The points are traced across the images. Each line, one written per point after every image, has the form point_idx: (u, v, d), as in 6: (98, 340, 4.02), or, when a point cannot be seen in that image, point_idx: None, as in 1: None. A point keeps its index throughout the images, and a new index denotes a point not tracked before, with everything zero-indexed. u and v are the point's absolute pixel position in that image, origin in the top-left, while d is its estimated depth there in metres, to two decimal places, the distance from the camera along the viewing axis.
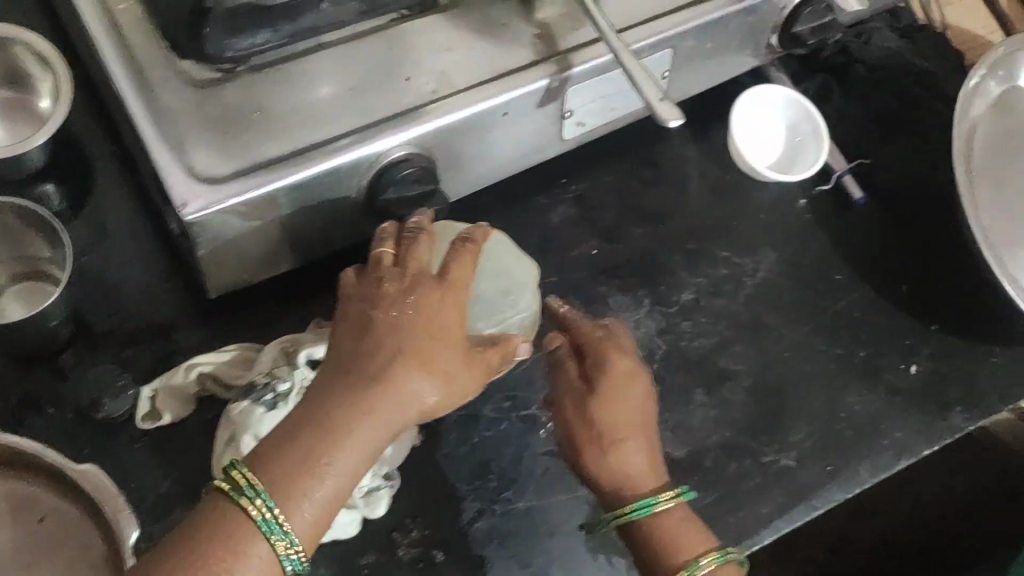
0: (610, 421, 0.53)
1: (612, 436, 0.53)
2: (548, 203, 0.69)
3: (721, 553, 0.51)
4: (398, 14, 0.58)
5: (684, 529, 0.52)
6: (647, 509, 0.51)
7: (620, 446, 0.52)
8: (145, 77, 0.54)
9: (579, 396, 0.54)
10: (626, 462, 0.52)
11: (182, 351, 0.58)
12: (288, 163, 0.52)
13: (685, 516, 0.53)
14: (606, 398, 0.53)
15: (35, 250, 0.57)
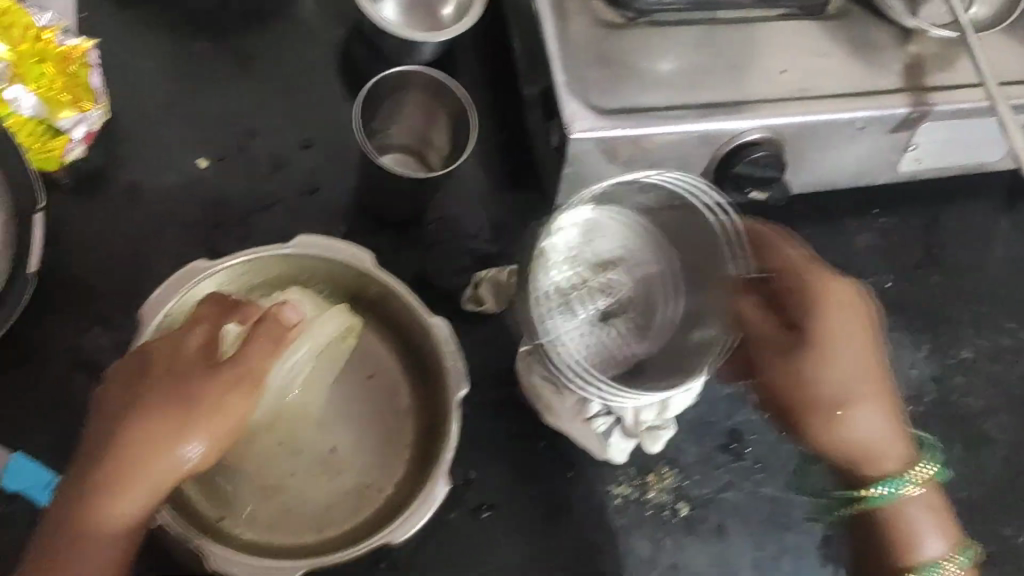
0: (827, 385, 0.56)
1: (840, 401, 0.56)
2: (857, 226, 0.69)
3: (965, 556, 0.55)
4: (787, 10, 0.61)
5: (930, 520, 0.56)
6: (891, 489, 0.55)
7: (817, 404, 0.57)
8: (559, 2, 0.57)
9: (794, 358, 0.57)
10: (857, 423, 0.56)
11: (506, 254, 0.62)
12: (663, 115, 0.56)
13: (926, 505, 0.56)
14: (823, 357, 0.56)
15: (434, 137, 0.61)
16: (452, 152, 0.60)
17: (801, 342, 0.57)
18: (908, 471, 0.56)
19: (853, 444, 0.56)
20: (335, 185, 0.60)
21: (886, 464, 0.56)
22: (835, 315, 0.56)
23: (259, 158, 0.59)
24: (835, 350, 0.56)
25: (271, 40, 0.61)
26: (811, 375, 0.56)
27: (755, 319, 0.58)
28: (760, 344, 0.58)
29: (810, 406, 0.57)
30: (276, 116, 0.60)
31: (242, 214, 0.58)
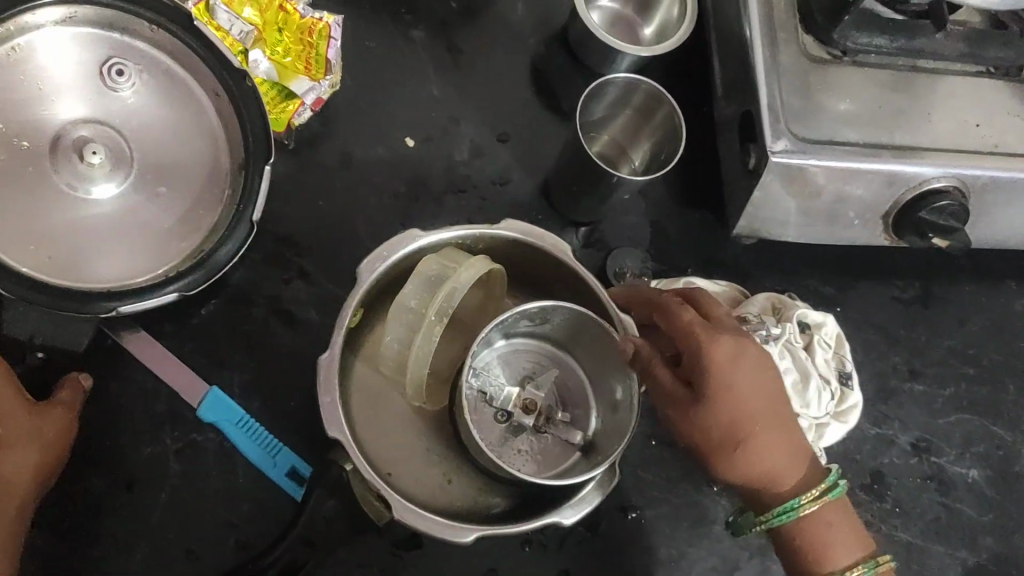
0: (724, 416, 0.48)
1: (736, 436, 0.49)
2: (1017, 289, 0.69)
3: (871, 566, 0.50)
4: (984, 68, 0.63)
5: (838, 525, 0.52)
6: (789, 516, 0.50)
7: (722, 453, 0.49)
8: (772, 29, 0.59)
9: (690, 410, 0.49)
10: (764, 451, 0.49)
11: (676, 267, 0.63)
12: (859, 152, 0.58)
13: (839, 511, 0.52)
14: (715, 411, 0.48)
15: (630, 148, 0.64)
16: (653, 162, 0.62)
17: (696, 401, 0.49)
18: (804, 494, 0.50)
19: (755, 471, 0.49)
20: (525, 179, 0.62)
21: (788, 480, 0.50)
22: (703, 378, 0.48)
23: (458, 144, 0.62)
24: (734, 394, 0.48)
25: (482, 36, 0.65)
26: (706, 424, 0.49)
27: (660, 375, 0.49)
28: (670, 403, 0.49)
29: (716, 443, 0.49)
30: (480, 107, 0.63)
31: (437, 194, 0.60)
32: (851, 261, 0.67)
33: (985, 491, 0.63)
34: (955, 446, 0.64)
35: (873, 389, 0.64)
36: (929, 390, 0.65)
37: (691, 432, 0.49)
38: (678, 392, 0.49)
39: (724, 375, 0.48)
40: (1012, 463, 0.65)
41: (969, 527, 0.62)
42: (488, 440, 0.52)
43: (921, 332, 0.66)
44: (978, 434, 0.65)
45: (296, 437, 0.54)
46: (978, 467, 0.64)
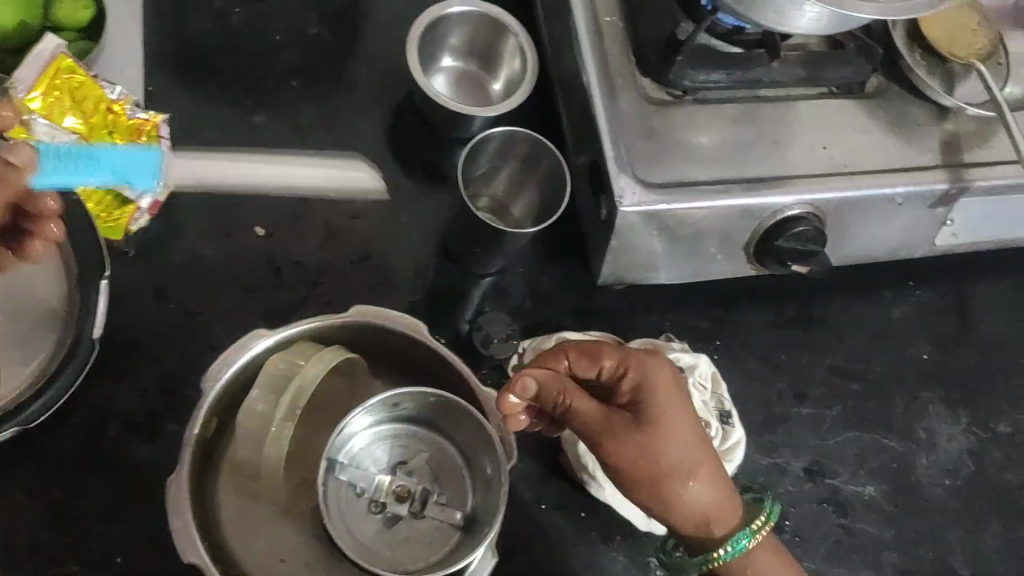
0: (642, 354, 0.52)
1: (646, 474, 0.49)
2: (892, 298, 0.70)
3: None
4: (826, 88, 0.64)
5: None
6: None
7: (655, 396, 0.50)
8: (609, 78, 0.60)
9: (632, 427, 0.49)
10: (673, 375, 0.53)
11: (548, 323, 0.63)
12: (707, 190, 0.58)
13: None
14: (659, 439, 0.49)
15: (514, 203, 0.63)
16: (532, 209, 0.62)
17: (638, 423, 0.49)
18: (750, 526, 0.52)
19: (695, 515, 0.50)
20: (386, 254, 0.63)
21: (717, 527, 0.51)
22: (669, 366, 0.52)
23: (314, 228, 0.62)
24: (670, 414, 0.50)
25: (325, 116, 0.65)
26: (656, 448, 0.49)
27: (585, 399, 0.49)
28: (609, 436, 0.49)
29: (636, 380, 0.51)
30: (328, 189, 0.63)
31: (293, 285, 0.60)
32: (727, 292, 0.67)
33: (884, 508, 0.64)
34: (849, 465, 0.64)
35: (761, 419, 0.64)
36: (817, 411, 0.65)
37: (602, 443, 0.49)
38: (600, 411, 0.49)
39: (665, 410, 0.50)
40: (907, 474, 0.65)
41: (872, 544, 0.62)
42: (361, 535, 0.51)
43: (802, 355, 0.67)
44: (870, 449, 0.65)
45: (164, 555, 0.52)
46: (874, 483, 0.64)
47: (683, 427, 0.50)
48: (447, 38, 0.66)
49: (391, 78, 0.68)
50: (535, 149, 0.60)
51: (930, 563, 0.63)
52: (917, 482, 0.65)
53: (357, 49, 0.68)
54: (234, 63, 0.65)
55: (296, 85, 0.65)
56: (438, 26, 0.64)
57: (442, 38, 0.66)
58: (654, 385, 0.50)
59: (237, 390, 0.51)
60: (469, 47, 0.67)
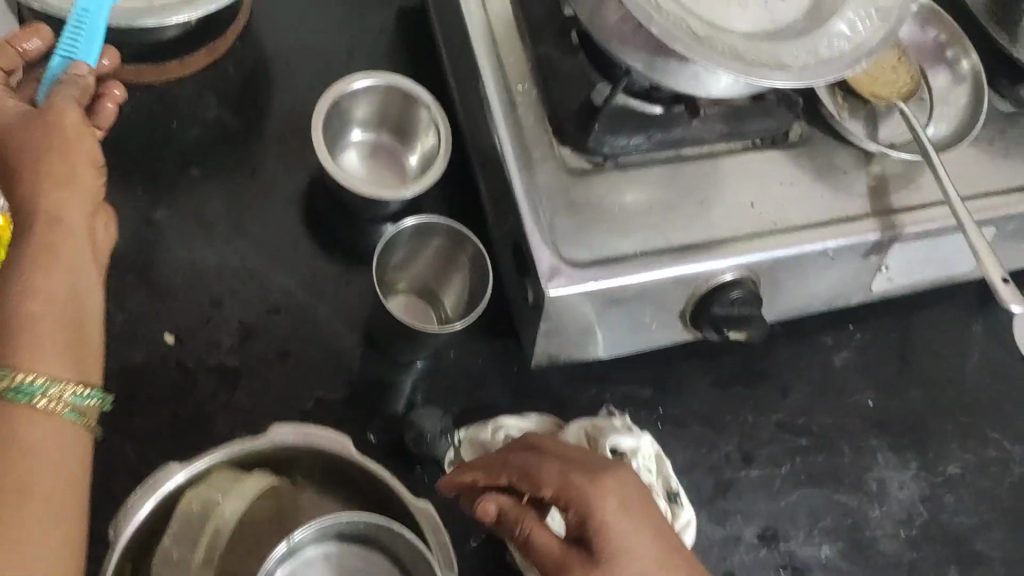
0: (590, 470, 0.47)
1: None
2: (833, 345, 0.68)
3: None
4: (749, 141, 0.62)
5: None
6: None
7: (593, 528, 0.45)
8: (525, 151, 0.57)
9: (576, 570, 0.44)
10: (631, 481, 0.48)
11: (483, 406, 0.61)
12: (635, 264, 0.56)
13: None
14: None
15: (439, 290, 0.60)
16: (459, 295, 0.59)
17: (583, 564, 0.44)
18: None
19: None
20: (306, 350, 0.60)
21: None
22: (620, 489, 0.46)
23: (227, 330, 0.59)
24: (620, 547, 0.45)
25: (232, 205, 0.62)
26: None
27: (539, 532, 0.46)
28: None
29: (578, 508, 0.45)
30: (239, 285, 0.60)
31: (208, 394, 0.57)
32: (666, 356, 0.65)
33: (841, 567, 0.62)
34: (802, 526, 0.62)
35: (711, 486, 0.62)
36: (766, 473, 0.63)
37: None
38: (548, 548, 0.46)
39: (613, 545, 0.44)
40: (861, 529, 0.63)
41: None
42: None
43: (747, 414, 0.65)
44: (822, 506, 0.63)
45: None
46: (829, 542, 0.62)
47: (634, 559, 0.44)
48: (355, 112, 0.63)
49: (300, 157, 0.64)
50: (453, 237, 0.58)
51: None
52: (872, 536, 0.63)
53: (261, 129, 0.64)
54: (128, 156, 0.61)
55: (198, 175, 0.62)
56: (344, 102, 0.61)
57: (347, 113, 0.62)
58: (598, 518, 0.45)
59: (153, 529, 0.48)
60: (378, 119, 0.64)
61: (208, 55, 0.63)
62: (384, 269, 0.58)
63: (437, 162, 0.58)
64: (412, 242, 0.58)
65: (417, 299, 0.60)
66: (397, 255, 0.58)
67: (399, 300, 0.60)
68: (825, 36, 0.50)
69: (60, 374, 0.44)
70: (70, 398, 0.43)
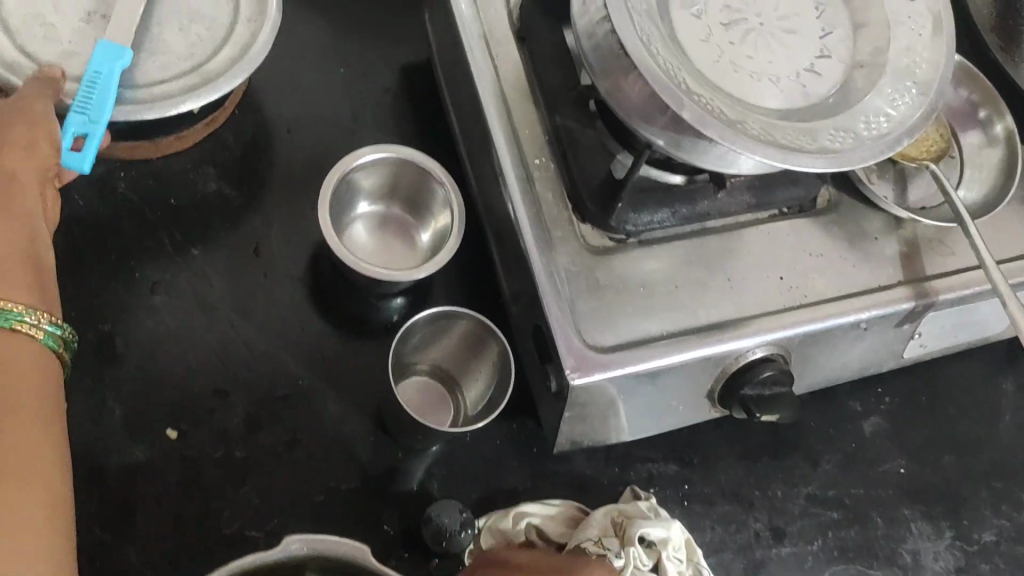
0: None
1: None
2: (861, 411, 0.66)
3: None
4: (776, 210, 0.59)
5: None
6: None
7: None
8: (545, 230, 0.55)
9: None
10: None
11: (504, 492, 0.58)
12: (663, 346, 0.53)
13: None
14: None
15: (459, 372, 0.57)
16: (480, 379, 0.56)
17: None
18: None
19: None
20: (317, 438, 0.56)
21: None
22: None
23: (233, 420, 0.56)
24: None
25: (234, 284, 0.59)
26: None
27: None
28: None
29: None
30: (244, 370, 0.57)
31: (215, 491, 0.54)
32: (690, 429, 0.63)
33: None
34: None
35: (741, 566, 0.60)
36: (798, 550, 0.61)
37: None
38: None
39: None
40: None
41: None
42: None
43: (776, 488, 0.62)
44: None
45: None
46: None
47: None
48: (364, 185, 0.60)
49: (305, 231, 0.61)
50: (471, 322, 0.55)
51: None
52: None
53: (264, 202, 0.61)
54: (123, 236, 0.58)
55: (198, 253, 0.59)
56: (353, 177, 0.58)
57: (356, 186, 0.59)
58: None
59: None
60: (388, 190, 0.61)
61: (207, 126, 0.61)
62: (399, 355, 0.55)
63: (452, 239, 0.55)
64: (428, 327, 0.55)
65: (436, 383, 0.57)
66: (414, 341, 0.55)
67: (416, 384, 0.57)
68: (862, 114, 0.48)
69: (28, 299, 0.47)
70: (46, 324, 0.46)
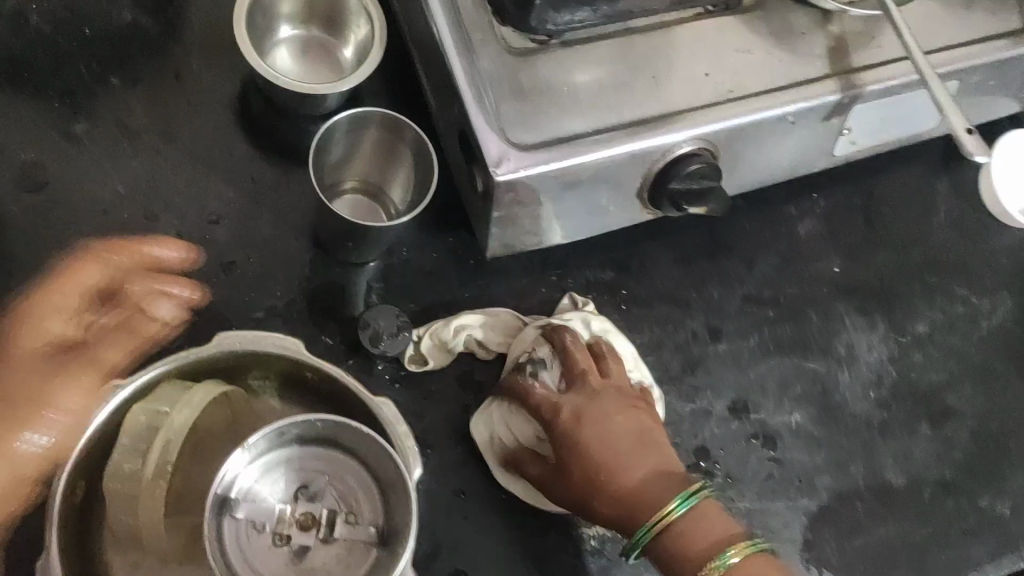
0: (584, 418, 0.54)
1: (595, 479, 0.53)
2: (796, 214, 0.68)
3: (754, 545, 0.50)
4: (703, 8, 0.58)
5: None
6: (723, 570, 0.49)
7: (636, 518, 0.52)
8: (465, 36, 0.55)
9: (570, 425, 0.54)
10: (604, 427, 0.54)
11: (442, 303, 0.60)
12: (586, 143, 0.54)
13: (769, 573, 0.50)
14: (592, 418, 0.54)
15: (386, 182, 0.58)
16: (407, 188, 0.57)
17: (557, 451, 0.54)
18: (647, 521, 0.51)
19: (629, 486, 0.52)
20: (253, 257, 0.58)
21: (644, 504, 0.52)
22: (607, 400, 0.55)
23: (167, 243, 0.57)
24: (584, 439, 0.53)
25: (160, 116, 0.60)
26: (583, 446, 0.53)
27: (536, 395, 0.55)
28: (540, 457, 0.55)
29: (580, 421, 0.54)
30: (177, 196, 0.58)
31: (158, 310, 0.55)
32: (626, 237, 0.64)
33: (812, 432, 0.63)
34: (772, 395, 0.63)
35: (679, 364, 0.62)
36: (733, 346, 0.63)
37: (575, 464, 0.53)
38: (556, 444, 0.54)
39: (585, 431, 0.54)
40: (831, 394, 0.64)
41: (804, 472, 0.62)
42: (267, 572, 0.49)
43: (712, 289, 0.64)
44: (792, 374, 0.64)
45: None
46: (800, 409, 0.63)
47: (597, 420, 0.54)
48: (281, 6, 0.59)
49: (232, 61, 0.62)
50: (390, 123, 0.55)
51: (862, 478, 0.63)
52: (844, 400, 0.64)
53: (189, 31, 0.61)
54: (41, 70, 0.58)
55: (118, 83, 0.59)
56: None
57: (272, 7, 0.59)
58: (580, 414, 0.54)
59: (103, 452, 0.47)
60: (309, 15, 0.61)
61: None
62: (322, 168, 0.56)
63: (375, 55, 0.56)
64: (346, 135, 0.55)
65: (363, 195, 0.58)
66: (335, 150, 0.56)
67: (345, 201, 0.58)
68: None
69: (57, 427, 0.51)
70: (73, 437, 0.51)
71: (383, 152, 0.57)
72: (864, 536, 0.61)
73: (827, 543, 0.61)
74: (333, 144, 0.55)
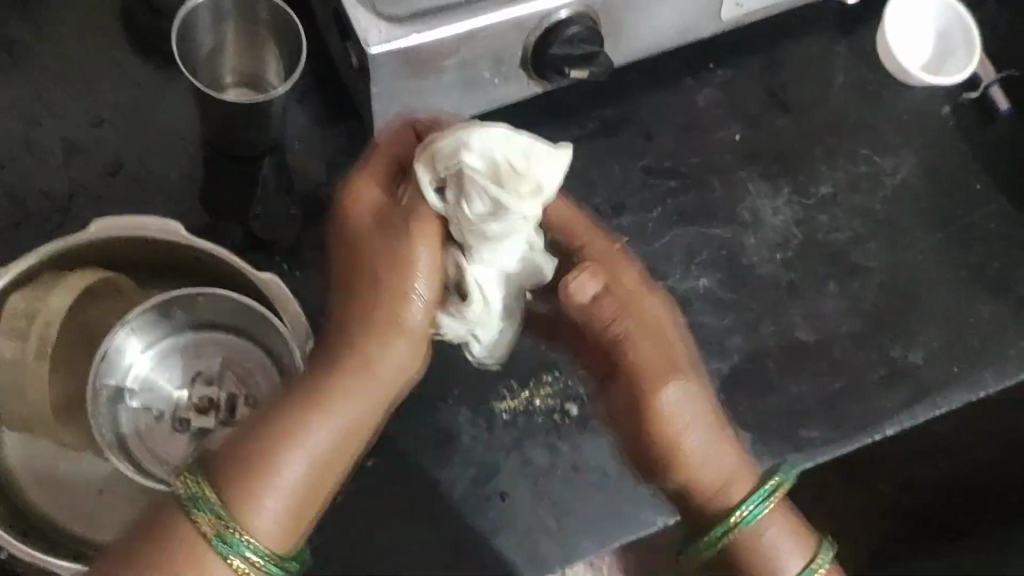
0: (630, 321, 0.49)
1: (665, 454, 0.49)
2: (694, 86, 0.68)
3: (826, 553, 0.50)
4: None
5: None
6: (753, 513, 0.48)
7: (712, 505, 0.49)
8: None
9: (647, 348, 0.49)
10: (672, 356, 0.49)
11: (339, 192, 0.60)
12: (459, 12, 0.53)
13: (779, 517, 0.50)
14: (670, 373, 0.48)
15: (263, 67, 0.58)
16: (283, 72, 0.57)
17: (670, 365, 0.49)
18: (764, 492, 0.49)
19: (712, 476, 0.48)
20: (142, 157, 0.57)
21: (732, 488, 0.49)
22: (657, 305, 0.51)
23: (51, 148, 0.57)
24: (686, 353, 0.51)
25: (39, 25, 0.59)
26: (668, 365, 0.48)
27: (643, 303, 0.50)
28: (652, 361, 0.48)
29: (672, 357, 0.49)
30: (60, 102, 0.58)
31: (46, 214, 0.55)
32: (523, 118, 0.64)
33: (720, 296, 0.63)
34: (678, 263, 0.64)
35: None
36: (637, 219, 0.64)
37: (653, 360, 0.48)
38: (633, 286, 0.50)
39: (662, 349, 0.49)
40: (737, 258, 0.64)
41: (714, 334, 0.62)
42: (165, 457, 0.50)
43: (613, 163, 0.65)
44: (696, 242, 0.64)
45: None
46: (707, 275, 0.64)
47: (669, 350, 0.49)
48: None
49: None
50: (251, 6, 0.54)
51: (772, 337, 0.63)
52: (750, 263, 0.64)
53: None
54: None
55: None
56: None
57: None
58: (662, 316, 0.51)
59: None
60: None
61: None
62: (195, 61, 0.56)
63: None
64: (213, 25, 0.55)
65: (243, 83, 0.59)
66: (205, 41, 0.55)
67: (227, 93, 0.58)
68: None
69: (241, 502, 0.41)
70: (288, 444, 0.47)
71: (254, 39, 0.56)
72: (778, 394, 0.61)
73: (742, 403, 0.61)
74: (199, 34, 0.54)
